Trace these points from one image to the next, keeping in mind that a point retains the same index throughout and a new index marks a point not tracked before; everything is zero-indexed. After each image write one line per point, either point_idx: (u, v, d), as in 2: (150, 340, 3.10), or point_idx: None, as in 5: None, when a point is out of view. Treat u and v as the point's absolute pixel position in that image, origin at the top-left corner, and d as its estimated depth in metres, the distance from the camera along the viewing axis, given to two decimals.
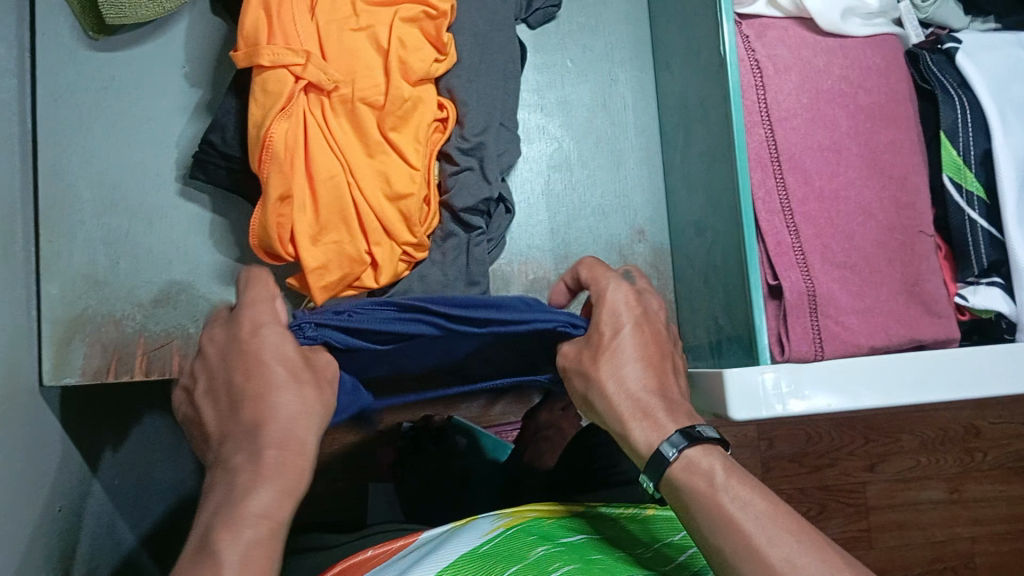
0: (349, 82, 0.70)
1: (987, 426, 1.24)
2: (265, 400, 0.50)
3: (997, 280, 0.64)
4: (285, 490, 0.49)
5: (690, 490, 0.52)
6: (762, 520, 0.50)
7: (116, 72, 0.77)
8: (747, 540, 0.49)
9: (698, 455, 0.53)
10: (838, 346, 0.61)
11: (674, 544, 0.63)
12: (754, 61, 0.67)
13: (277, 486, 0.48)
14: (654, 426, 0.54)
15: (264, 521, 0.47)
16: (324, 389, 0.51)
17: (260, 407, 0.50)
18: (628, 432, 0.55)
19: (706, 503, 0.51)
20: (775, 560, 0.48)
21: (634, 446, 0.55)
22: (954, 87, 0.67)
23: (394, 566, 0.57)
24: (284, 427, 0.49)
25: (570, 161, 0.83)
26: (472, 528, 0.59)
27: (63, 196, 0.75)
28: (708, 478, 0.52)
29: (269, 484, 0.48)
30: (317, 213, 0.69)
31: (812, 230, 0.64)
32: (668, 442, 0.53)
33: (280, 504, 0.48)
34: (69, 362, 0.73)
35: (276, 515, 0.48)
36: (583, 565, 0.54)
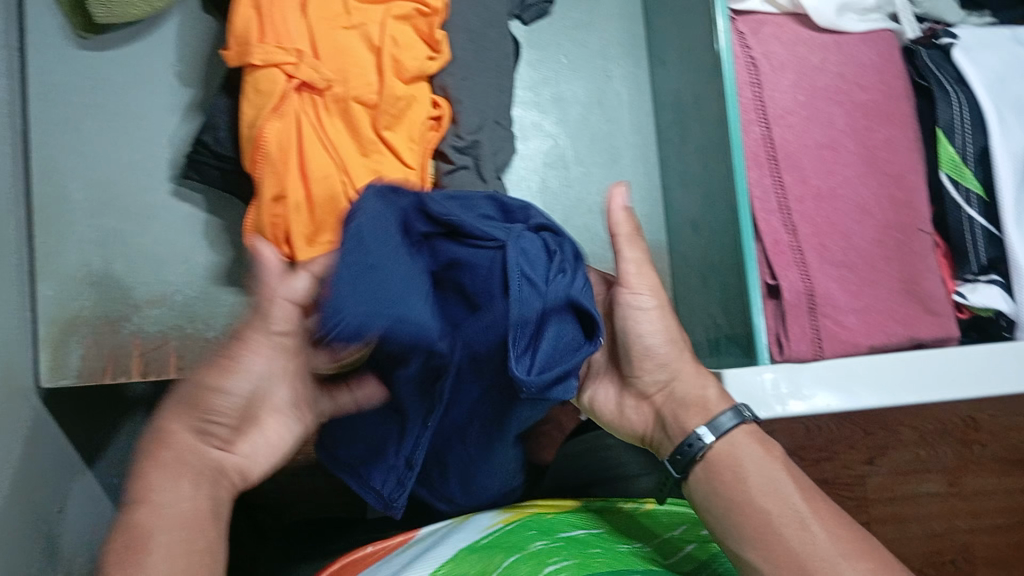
0: (342, 81, 0.69)
1: (986, 419, 1.23)
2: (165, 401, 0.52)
3: (996, 277, 0.64)
4: (176, 473, 0.49)
5: (749, 458, 0.55)
6: (811, 496, 0.53)
7: (107, 72, 0.77)
8: (794, 508, 0.53)
9: (752, 432, 0.56)
10: (838, 346, 0.61)
11: (681, 537, 0.62)
12: (749, 59, 0.67)
13: (169, 470, 0.49)
14: (724, 401, 0.57)
15: (152, 508, 0.47)
16: (202, 374, 0.50)
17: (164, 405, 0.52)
18: (706, 391, 0.57)
19: (765, 471, 0.54)
20: (819, 531, 0.52)
21: (701, 404, 0.57)
22: (952, 86, 0.66)
23: (396, 559, 0.58)
24: (167, 423, 0.50)
25: (566, 158, 0.82)
26: (472, 522, 0.61)
27: (56, 198, 0.75)
28: (765, 451, 0.56)
29: (154, 470, 0.49)
30: (312, 213, 0.69)
31: (810, 229, 0.63)
32: (730, 411, 0.56)
33: (171, 488, 0.49)
34: (65, 364, 0.73)
35: (172, 501, 0.48)
36: (582, 556, 0.54)
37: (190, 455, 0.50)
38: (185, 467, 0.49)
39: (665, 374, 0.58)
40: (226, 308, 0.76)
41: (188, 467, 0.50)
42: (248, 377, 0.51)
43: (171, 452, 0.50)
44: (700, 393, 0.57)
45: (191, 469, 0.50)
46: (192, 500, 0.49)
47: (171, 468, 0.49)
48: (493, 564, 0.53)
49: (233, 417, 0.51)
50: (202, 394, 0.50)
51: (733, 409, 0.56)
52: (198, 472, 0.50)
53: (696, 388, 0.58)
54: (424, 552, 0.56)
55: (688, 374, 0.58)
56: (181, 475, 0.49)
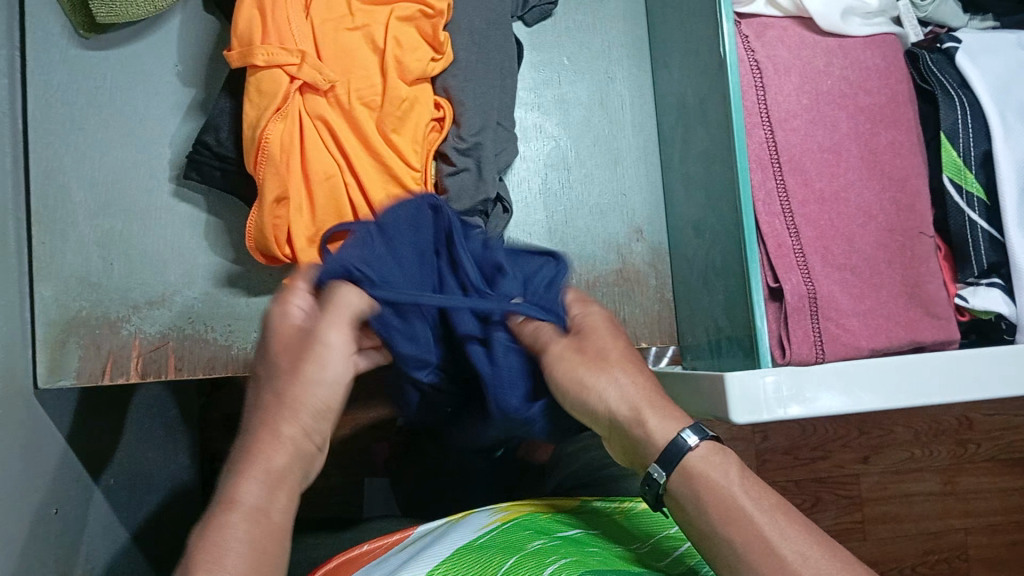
0: (345, 82, 0.70)
1: (979, 419, 1.24)
2: (266, 401, 0.53)
3: (996, 281, 0.64)
4: (273, 484, 0.50)
5: (706, 480, 0.52)
6: (774, 516, 0.50)
7: (107, 71, 0.76)
8: (759, 532, 0.49)
9: (711, 451, 0.52)
10: (839, 349, 0.62)
11: (673, 537, 0.63)
12: (753, 62, 0.67)
13: (268, 475, 0.50)
14: (671, 420, 0.53)
15: (248, 512, 0.48)
16: (301, 376, 0.52)
17: (256, 417, 0.53)
18: (642, 421, 0.53)
19: (723, 495, 0.51)
20: (787, 553, 0.49)
21: (647, 440, 0.53)
22: (954, 88, 0.67)
23: (391, 559, 0.57)
24: (277, 430, 0.51)
25: (568, 159, 0.82)
26: (468, 521, 0.60)
27: (55, 197, 0.74)
28: (725, 473, 0.52)
29: (254, 478, 0.49)
30: (314, 214, 0.69)
31: (812, 232, 0.64)
32: (686, 434, 0.52)
33: (266, 498, 0.49)
34: (63, 365, 0.72)
35: (263, 511, 0.49)
36: (579, 557, 0.54)
37: (294, 468, 0.51)
38: (283, 477, 0.50)
39: (607, 414, 0.54)
40: (226, 309, 0.76)
41: (282, 478, 0.51)
42: (339, 376, 0.53)
43: (279, 465, 0.50)
44: (642, 425, 0.53)
45: (287, 480, 0.51)
46: (282, 512, 0.50)
47: (270, 478, 0.50)
48: (490, 564, 0.52)
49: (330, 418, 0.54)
50: (307, 396, 0.52)
51: (691, 429, 0.53)
52: (291, 482, 0.51)
53: (632, 420, 0.53)
54: (418, 553, 0.55)
55: (623, 405, 0.53)
56: (279, 487, 0.50)
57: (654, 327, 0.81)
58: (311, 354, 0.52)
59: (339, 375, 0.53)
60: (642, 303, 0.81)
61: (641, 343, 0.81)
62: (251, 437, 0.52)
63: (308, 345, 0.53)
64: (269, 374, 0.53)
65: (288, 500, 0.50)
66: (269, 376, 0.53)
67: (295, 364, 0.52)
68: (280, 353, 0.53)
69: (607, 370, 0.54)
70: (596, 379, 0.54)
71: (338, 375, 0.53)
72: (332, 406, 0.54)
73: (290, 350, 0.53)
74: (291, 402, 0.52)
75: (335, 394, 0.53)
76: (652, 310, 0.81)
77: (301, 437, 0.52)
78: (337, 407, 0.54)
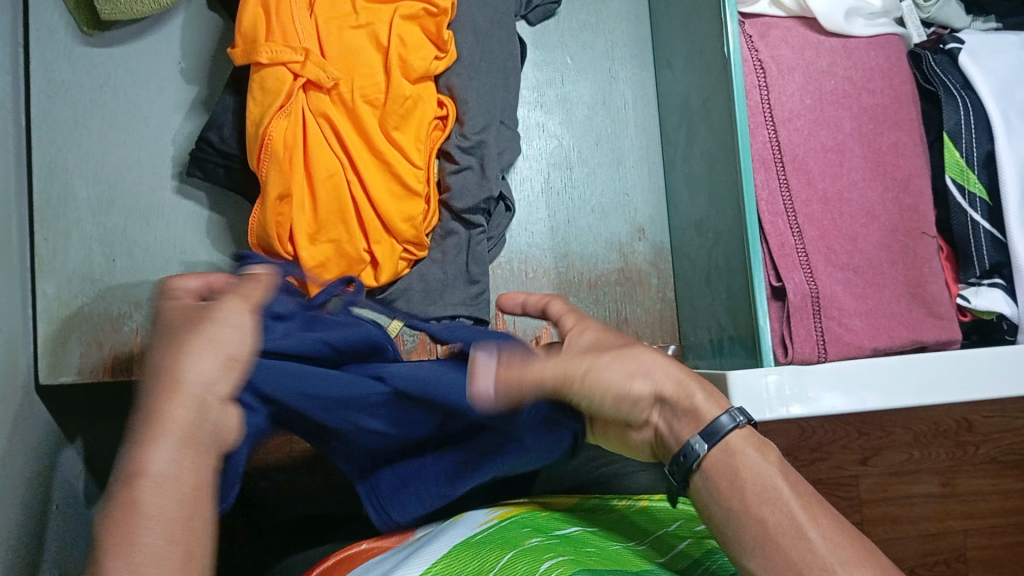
0: (348, 80, 0.70)
1: (979, 420, 1.24)
2: (158, 356, 0.41)
3: (999, 281, 0.65)
4: (187, 446, 0.39)
5: (740, 463, 0.50)
6: (808, 502, 0.49)
7: (110, 68, 0.76)
8: (793, 517, 0.48)
9: (751, 436, 0.52)
10: (841, 348, 0.61)
11: (676, 533, 0.62)
12: (757, 62, 0.67)
13: (176, 439, 0.39)
14: (715, 399, 0.52)
15: (158, 482, 0.37)
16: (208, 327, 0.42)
17: (157, 368, 0.41)
18: (692, 394, 0.51)
19: (759, 477, 0.50)
20: (815, 537, 0.47)
21: (693, 412, 0.51)
22: (957, 89, 0.67)
23: (391, 554, 0.57)
24: (182, 373, 0.40)
25: (570, 159, 0.82)
26: (465, 520, 0.60)
27: (58, 194, 0.74)
28: (765, 456, 0.51)
29: (166, 439, 0.38)
30: (316, 212, 0.69)
31: (815, 232, 0.64)
32: (732, 412, 0.52)
33: (178, 466, 0.38)
34: (65, 361, 0.71)
35: (176, 479, 0.38)
36: (576, 555, 0.54)
37: (210, 426, 0.40)
38: (196, 436, 0.39)
39: (653, 395, 0.51)
40: None
41: (193, 437, 0.40)
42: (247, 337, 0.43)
43: (187, 420, 0.39)
44: (691, 399, 0.51)
45: (201, 440, 0.40)
46: (202, 477, 0.39)
47: (184, 440, 0.39)
48: (487, 562, 0.52)
49: (240, 372, 0.42)
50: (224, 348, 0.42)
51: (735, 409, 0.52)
52: (206, 443, 0.40)
53: (681, 393, 0.52)
54: (414, 551, 0.55)
55: (667, 381, 0.52)
56: (196, 450, 0.39)
57: (657, 328, 0.81)
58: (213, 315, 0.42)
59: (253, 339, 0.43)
60: (645, 303, 0.81)
61: (643, 343, 0.81)
62: (145, 398, 0.40)
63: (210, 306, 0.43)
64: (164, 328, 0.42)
65: (208, 466, 0.40)
66: (173, 323, 0.42)
67: (184, 319, 0.42)
68: (168, 318, 0.43)
69: (634, 352, 0.52)
70: (633, 358, 0.52)
71: (238, 326, 0.43)
72: (241, 359, 0.42)
73: (183, 309, 0.44)
74: (182, 356, 0.40)
75: (243, 345, 0.42)
76: (654, 310, 0.81)
77: (206, 389, 0.40)
78: (246, 360, 0.42)
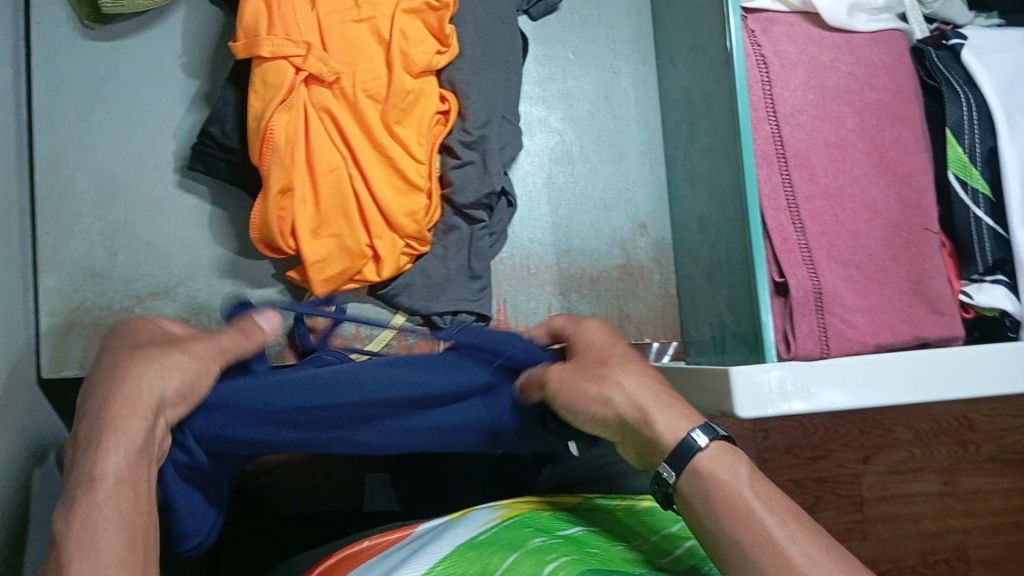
0: (350, 74, 0.70)
1: (981, 419, 1.24)
2: (114, 369, 0.43)
3: (1001, 277, 0.64)
4: (139, 459, 0.41)
5: (715, 483, 0.50)
6: (784, 518, 0.49)
7: (111, 62, 0.76)
8: (769, 535, 0.48)
9: (721, 452, 0.51)
10: (844, 345, 0.61)
11: (676, 534, 0.63)
12: (760, 57, 0.67)
13: (124, 450, 0.41)
14: (678, 416, 0.52)
15: (112, 485, 0.40)
16: (165, 352, 0.44)
17: (109, 377, 0.43)
18: (650, 420, 0.52)
19: (732, 496, 0.50)
20: (794, 555, 0.47)
21: (656, 439, 0.52)
22: (960, 85, 0.67)
23: (395, 553, 0.57)
24: (139, 380, 0.42)
25: (572, 154, 0.82)
26: (468, 518, 0.59)
27: (59, 187, 0.74)
28: (735, 472, 0.51)
29: (118, 448, 0.41)
30: (318, 207, 0.69)
31: (818, 228, 0.63)
32: (695, 434, 0.51)
33: (128, 473, 0.41)
34: (68, 356, 0.72)
35: (130, 484, 0.41)
36: (579, 556, 0.54)
37: (153, 445, 0.42)
38: (145, 451, 0.42)
39: (615, 419, 0.52)
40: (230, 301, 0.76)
41: (141, 451, 0.42)
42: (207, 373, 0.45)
43: (137, 438, 0.41)
44: (648, 423, 0.52)
45: (148, 455, 0.42)
46: (148, 487, 0.42)
47: (136, 454, 0.41)
48: (491, 562, 0.52)
49: (191, 403, 0.45)
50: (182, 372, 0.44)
51: (701, 428, 0.52)
52: (151, 458, 0.42)
53: (639, 419, 0.52)
54: (418, 549, 0.55)
55: (626, 404, 0.52)
56: (143, 463, 0.42)
57: (659, 324, 0.81)
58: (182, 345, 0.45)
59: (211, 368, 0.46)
60: (646, 299, 0.81)
61: (645, 339, 0.81)
62: (95, 405, 0.42)
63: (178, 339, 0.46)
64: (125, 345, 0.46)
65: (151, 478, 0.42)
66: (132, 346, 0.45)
67: (157, 345, 0.45)
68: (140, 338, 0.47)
69: (603, 373, 0.53)
70: (598, 383, 0.52)
71: (206, 362, 0.46)
72: (196, 393, 0.45)
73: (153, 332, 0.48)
74: (142, 372, 0.43)
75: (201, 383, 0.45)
76: (656, 305, 0.81)
77: (159, 407, 0.43)
78: (200, 394, 0.45)
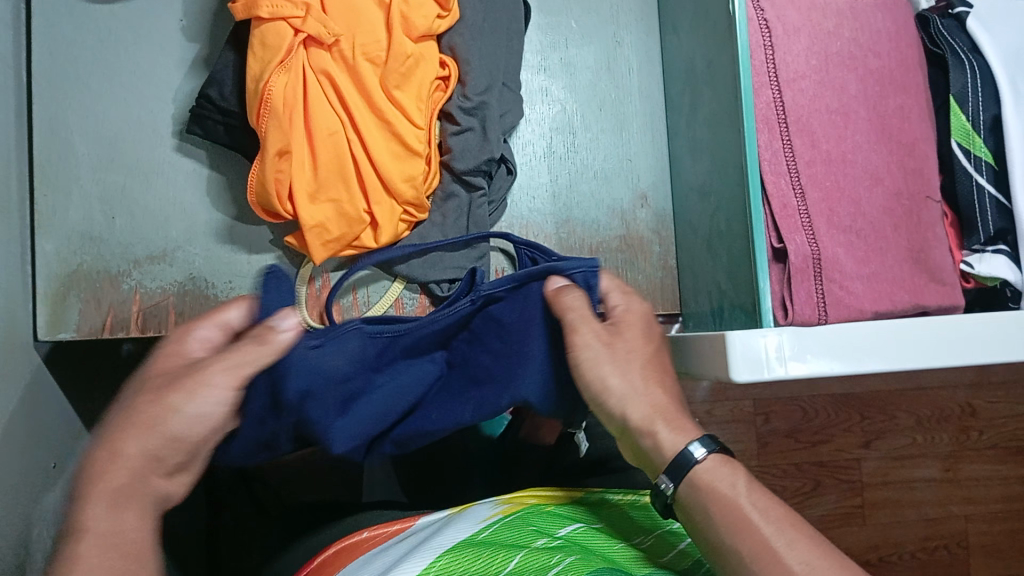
0: (350, 37, 0.69)
1: (984, 406, 1.23)
2: (109, 423, 0.48)
3: (1003, 247, 0.63)
4: (117, 505, 0.46)
5: (711, 490, 0.53)
6: (780, 527, 0.51)
7: (111, 26, 0.76)
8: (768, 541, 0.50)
9: (718, 463, 0.54)
10: (842, 312, 0.60)
11: (677, 531, 0.64)
12: (763, 21, 0.65)
13: (112, 498, 0.46)
14: (679, 433, 0.55)
15: (96, 538, 0.44)
16: (162, 400, 0.48)
17: (100, 437, 0.48)
18: (654, 432, 0.55)
19: (729, 506, 0.52)
20: (793, 563, 0.49)
21: (658, 449, 0.55)
22: (964, 53, 0.66)
23: (397, 546, 0.58)
24: (118, 446, 0.47)
25: (573, 124, 0.82)
26: (469, 514, 0.60)
27: (58, 150, 0.74)
28: (731, 482, 0.53)
29: (97, 501, 0.45)
30: (316, 170, 0.69)
31: (818, 194, 0.63)
32: (694, 446, 0.54)
33: (115, 521, 0.45)
34: (64, 319, 0.73)
35: (115, 535, 0.45)
36: (583, 555, 0.54)
37: (138, 491, 0.47)
38: (129, 498, 0.46)
39: (620, 418, 0.56)
40: (227, 266, 0.76)
41: (124, 497, 0.46)
42: (209, 409, 0.49)
43: (118, 485, 0.46)
44: (654, 434, 0.55)
45: (137, 499, 0.47)
46: (136, 531, 0.46)
47: (116, 502, 0.46)
48: (496, 559, 0.52)
49: (186, 449, 0.49)
50: (163, 420, 0.48)
51: (699, 441, 0.54)
52: (143, 500, 0.47)
53: (644, 428, 0.55)
54: (418, 545, 0.55)
55: (637, 412, 0.56)
56: (126, 509, 0.46)
57: (657, 295, 0.81)
58: (187, 384, 0.49)
59: (208, 409, 0.49)
60: (646, 270, 0.81)
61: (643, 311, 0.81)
62: (90, 456, 0.47)
63: (186, 375, 0.49)
64: (145, 380, 0.50)
65: (139, 519, 0.46)
66: (128, 395, 0.49)
67: (161, 390, 0.49)
68: (170, 376, 0.50)
69: (626, 371, 0.56)
70: (617, 380, 0.56)
71: (206, 408, 0.49)
72: (194, 436, 0.49)
73: (173, 363, 0.51)
74: (132, 429, 0.47)
75: (200, 428, 0.49)
76: (656, 277, 0.81)
77: (149, 459, 0.47)
78: (198, 438, 0.49)
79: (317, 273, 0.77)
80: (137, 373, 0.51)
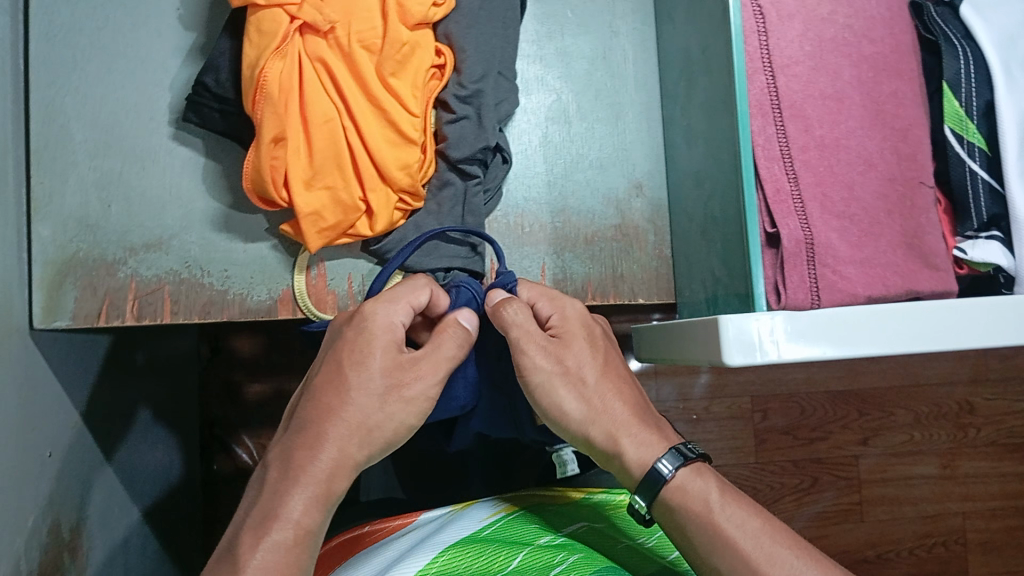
0: (345, 23, 0.69)
1: (982, 403, 1.23)
2: (320, 405, 0.52)
3: (996, 234, 0.64)
4: (318, 500, 0.50)
5: (685, 509, 0.54)
6: (760, 540, 0.52)
7: (109, 12, 0.76)
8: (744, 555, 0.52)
9: (689, 476, 0.55)
10: (836, 296, 0.60)
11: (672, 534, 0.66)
12: (756, 7, 0.65)
13: (309, 492, 0.50)
14: (645, 444, 0.56)
15: (287, 525, 0.49)
16: (380, 399, 0.52)
17: (313, 421, 0.52)
18: (621, 450, 0.56)
19: (704, 524, 0.53)
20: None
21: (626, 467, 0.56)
22: (958, 39, 0.66)
23: (402, 537, 0.59)
24: (329, 439, 0.51)
25: (569, 113, 0.82)
26: (473, 512, 0.62)
27: (54, 136, 0.74)
28: (704, 499, 0.54)
29: (304, 491, 0.50)
30: (311, 157, 0.69)
31: (812, 178, 0.63)
32: (661, 463, 0.54)
33: (309, 513, 0.50)
34: (60, 305, 0.73)
35: (301, 522, 0.50)
36: (586, 551, 0.56)
37: (335, 487, 0.51)
38: (323, 495, 0.51)
39: (582, 434, 0.57)
40: (223, 254, 0.76)
41: (321, 494, 0.51)
42: (413, 412, 0.53)
43: (323, 477, 0.51)
44: (619, 446, 0.56)
45: (326, 495, 0.51)
46: (317, 528, 0.51)
47: (317, 496, 0.50)
48: (497, 558, 0.53)
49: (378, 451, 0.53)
50: (373, 419, 0.52)
51: (666, 457, 0.55)
52: (328, 497, 0.51)
53: (609, 445, 0.56)
54: (422, 539, 0.56)
55: (598, 428, 0.56)
56: (319, 505, 0.51)
57: (653, 285, 0.82)
58: (399, 383, 0.53)
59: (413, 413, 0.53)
60: (641, 260, 0.81)
61: (638, 300, 0.82)
62: (302, 433, 0.52)
63: (398, 367, 0.53)
64: (360, 368, 0.52)
65: (323, 514, 0.51)
66: (339, 383, 0.52)
67: (371, 383, 0.52)
68: (387, 370, 0.53)
69: (581, 385, 0.56)
70: (574, 399, 0.56)
71: (408, 407, 0.53)
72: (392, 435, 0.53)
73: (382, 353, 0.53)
74: (345, 419, 0.51)
75: (399, 427, 0.53)
76: (651, 266, 0.82)
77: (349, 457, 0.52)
78: (394, 437, 0.53)
79: (313, 262, 0.77)
80: (342, 356, 0.53)
